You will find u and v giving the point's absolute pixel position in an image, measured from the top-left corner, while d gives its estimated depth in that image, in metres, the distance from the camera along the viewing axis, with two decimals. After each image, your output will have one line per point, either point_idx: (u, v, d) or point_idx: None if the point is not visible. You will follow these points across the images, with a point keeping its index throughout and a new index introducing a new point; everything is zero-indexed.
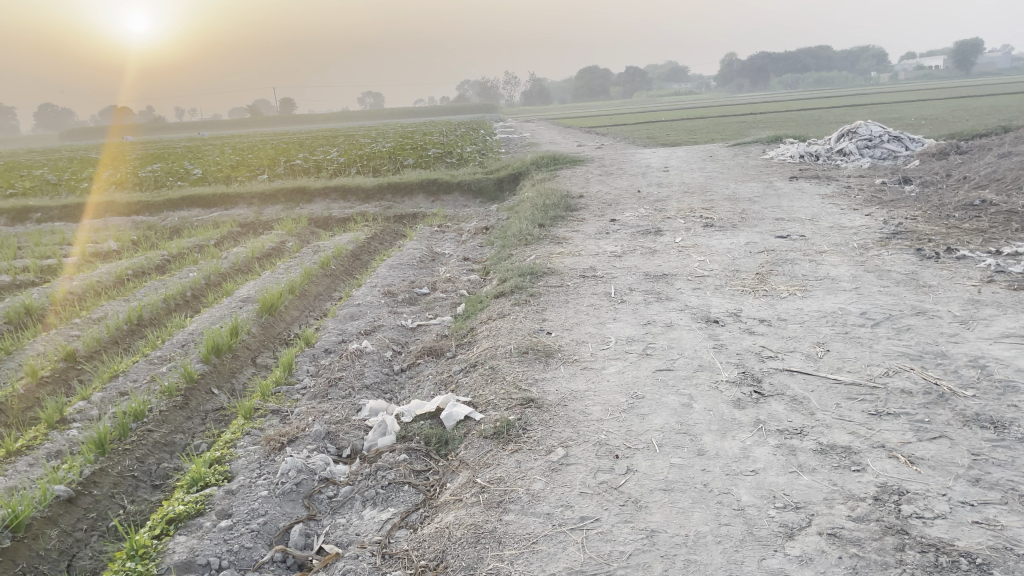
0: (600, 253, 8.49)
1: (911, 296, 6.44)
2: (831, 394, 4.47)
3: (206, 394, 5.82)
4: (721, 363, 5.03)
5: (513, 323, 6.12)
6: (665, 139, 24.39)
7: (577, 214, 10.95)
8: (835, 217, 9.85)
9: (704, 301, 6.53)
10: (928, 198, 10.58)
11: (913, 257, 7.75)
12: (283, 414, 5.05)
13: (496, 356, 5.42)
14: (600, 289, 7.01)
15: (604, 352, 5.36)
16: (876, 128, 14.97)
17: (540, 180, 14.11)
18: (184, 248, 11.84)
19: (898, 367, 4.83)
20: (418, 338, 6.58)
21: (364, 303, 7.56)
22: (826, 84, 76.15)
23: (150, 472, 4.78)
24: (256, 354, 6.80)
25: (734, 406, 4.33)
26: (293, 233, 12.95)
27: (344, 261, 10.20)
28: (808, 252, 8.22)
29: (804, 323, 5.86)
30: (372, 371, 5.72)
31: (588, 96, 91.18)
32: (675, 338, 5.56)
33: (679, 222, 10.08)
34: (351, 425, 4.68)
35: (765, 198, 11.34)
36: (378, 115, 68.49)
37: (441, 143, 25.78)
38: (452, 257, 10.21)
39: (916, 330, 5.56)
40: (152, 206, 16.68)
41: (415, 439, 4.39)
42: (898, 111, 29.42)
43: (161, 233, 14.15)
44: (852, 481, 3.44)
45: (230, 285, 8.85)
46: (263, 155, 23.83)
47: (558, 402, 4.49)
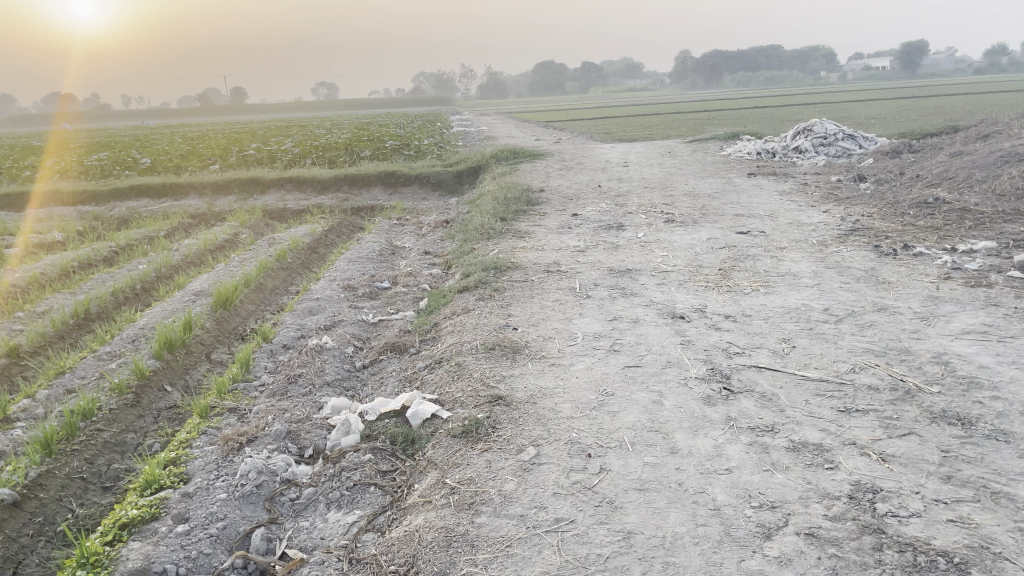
0: (563, 248, 8.43)
1: (872, 292, 6.50)
2: (800, 390, 4.46)
3: (158, 391, 5.60)
4: (690, 360, 4.99)
5: (477, 319, 6.01)
6: (623, 135, 24.48)
7: (539, 208, 10.87)
8: (794, 214, 9.94)
9: (669, 297, 6.51)
10: (883, 195, 10.75)
11: (872, 254, 7.84)
12: (241, 413, 4.87)
13: (462, 353, 5.31)
14: (565, 284, 6.95)
15: (571, 348, 5.29)
16: (831, 126, 15.17)
17: (500, 173, 14.01)
18: (133, 239, 11.46)
19: (864, 364, 4.85)
20: (380, 333, 6.43)
21: (323, 297, 7.38)
22: (778, 82, 77.39)
23: (100, 474, 4.57)
24: (210, 349, 6.58)
25: (704, 403, 4.29)
26: (248, 224, 12.63)
27: (300, 254, 9.98)
28: (769, 248, 8.27)
29: (768, 318, 5.87)
30: (333, 367, 5.56)
31: (545, 90, 91.25)
32: (642, 334, 5.52)
33: (641, 217, 10.08)
34: (312, 424, 4.52)
35: (725, 194, 11.41)
36: (333, 105, 67.55)
37: (398, 134, 25.50)
38: (412, 251, 10.06)
39: (878, 326, 5.61)
40: (100, 196, 16.16)
41: (380, 438, 4.26)
42: (848, 110, 30.00)
43: (108, 224, 13.69)
44: (826, 479, 3.43)
45: (182, 278, 8.58)
46: (215, 145, 23.30)
47: (527, 400, 4.40)
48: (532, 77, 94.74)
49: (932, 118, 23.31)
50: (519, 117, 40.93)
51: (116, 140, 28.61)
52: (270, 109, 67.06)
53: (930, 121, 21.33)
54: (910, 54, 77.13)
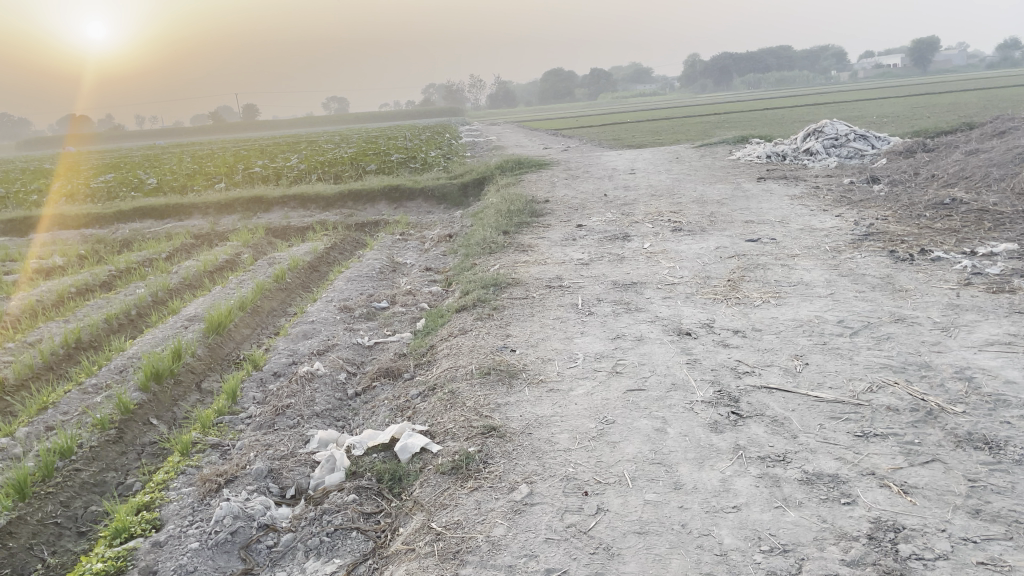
0: (567, 262, 8.17)
1: (889, 301, 6.20)
2: (813, 413, 4.17)
3: (142, 425, 5.38)
4: (697, 381, 4.71)
5: (474, 340, 5.76)
6: (631, 141, 24.20)
7: (543, 220, 10.63)
8: (806, 219, 9.64)
9: (676, 311, 6.24)
10: (897, 197, 10.43)
11: (888, 260, 7.53)
12: (224, 449, 4.64)
13: (456, 378, 5.05)
14: (567, 300, 6.68)
15: (571, 371, 5.02)
16: (842, 127, 14.85)
17: (505, 185, 13.79)
18: (132, 262, 11.29)
19: (881, 382, 4.55)
20: (375, 357, 6.19)
21: (319, 319, 7.16)
22: (788, 83, 76.93)
23: (76, 518, 4.35)
24: (201, 378, 6.37)
25: (711, 430, 4.01)
26: (250, 244, 12.44)
27: (300, 273, 9.79)
28: (780, 256, 7.97)
29: (780, 333, 5.58)
30: (323, 396, 5.32)
31: (553, 98, 91.10)
32: (646, 353, 5.25)
33: (647, 226, 9.81)
34: (296, 461, 4.28)
35: (734, 200, 11.13)
36: (343, 120, 67.66)
37: (405, 147, 25.36)
38: (413, 267, 9.84)
39: (896, 339, 5.31)
40: (104, 218, 16.05)
41: (366, 475, 4.02)
42: (860, 109, 29.59)
43: (111, 246, 13.56)
44: (842, 517, 3.14)
45: (177, 303, 8.38)
46: (221, 163, 23.24)
47: (521, 431, 4.14)
48: (540, 85, 94.66)
49: (946, 115, 22.86)
50: (528, 126, 40.70)
51: (123, 162, 28.62)
52: (280, 125, 67.27)
53: (943, 120, 20.92)
54: (921, 51, 76.61)
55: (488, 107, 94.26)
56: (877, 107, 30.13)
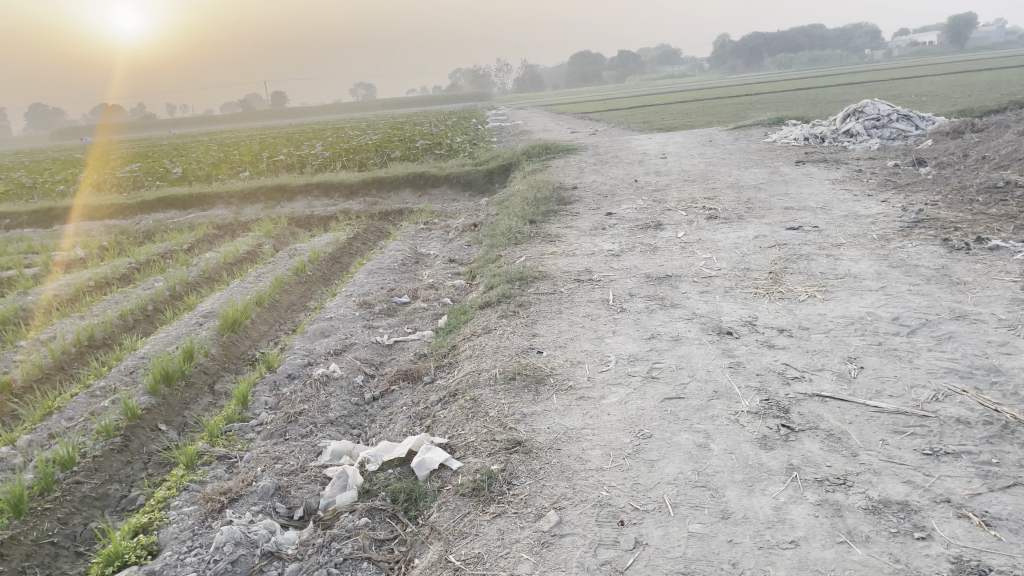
0: (596, 253, 7.78)
1: (948, 296, 5.73)
2: (874, 427, 3.76)
3: (150, 432, 5.10)
4: (741, 389, 4.30)
5: (499, 340, 5.40)
6: (660, 124, 23.54)
7: (571, 208, 10.22)
8: (850, 205, 9.13)
9: (714, 307, 5.83)
10: (946, 181, 9.86)
11: (942, 249, 7.04)
12: (231, 462, 4.34)
13: (479, 384, 4.69)
14: (597, 295, 6.29)
15: (603, 376, 4.64)
16: (884, 107, 14.22)
17: (531, 171, 13.38)
18: (153, 254, 11.08)
19: (947, 390, 4.11)
20: (394, 357, 5.86)
21: (337, 316, 6.84)
22: (821, 62, 75.15)
23: (75, 536, 4.07)
24: (214, 379, 6.08)
25: (760, 447, 3.62)
26: (272, 234, 12.19)
27: (321, 266, 9.49)
28: (824, 245, 7.50)
29: (829, 332, 5.15)
30: (338, 402, 5.00)
31: (581, 81, 90.02)
32: (684, 355, 4.86)
33: (681, 214, 9.37)
34: (305, 477, 3.96)
35: (771, 185, 10.63)
36: (371, 106, 67.42)
37: (430, 133, 25.01)
38: (437, 258, 9.50)
39: (959, 339, 4.86)
40: (128, 209, 15.91)
41: (380, 495, 3.68)
42: (899, 88, 28.67)
43: (133, 238, 13.38)
44: (917, 556, 2.75)
45: (193, 298, 8.12)
46: (245, 151, 23.06)
47: (549, 445, 3.77)
48: (567, 68, 93.68)
49: (989, 93, 21.94)
50: (555, 109, 40.08)
51: (149, 150, 28.62)
52: (307, 112, 67.21)
53: (988, 98, 20.08)
54: (958, 27, 74.48)
55: (515, 91, 93.53)
56: (915, 86, 29.13)
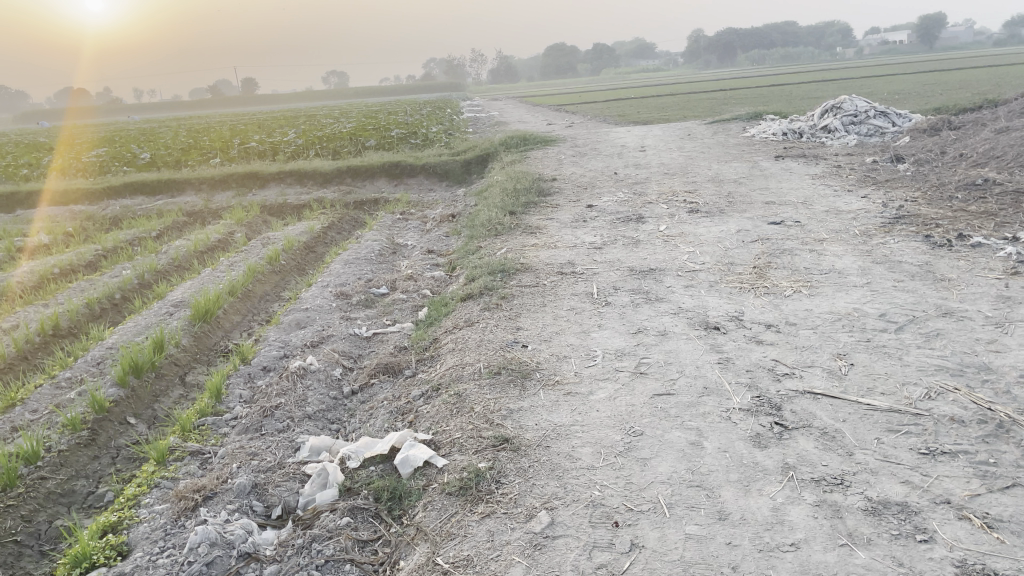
0: (578, 245, 7.67)
1: (933, 293, 5.70)
2: (867, 425, 3.69)
3: (118, 426, 4.90)
4: (732, 385, 4.22)
5: (482, 334, 5.27)
6: (636, 118, 23.52)
7: (551, 200, 10.11)
8: (830, 200, 9.12)
9: (700, 302, 5.75)
10: (925, 177, 9.89)
11: (924, 245, 7.03)
12: (204, 458, 4.17)
13: (463, 379, 4.55)
14: (581, 289, 6.18)
15: (590, 371, 4.53)
16: (861, 103, 14.28)
17: (510, 162, 13.25)
18: (121, 241, 10.78)
19: (938, 388, 4.06)
20: (373, 350, 5.70)
21: (313, 307, 6.66)
22: (794, 59, 75.70)
23: (39, 535, 3.88)
24: (186, 370, 5.88)
25: (754, 445, 3.53)
26: (244, 222, 11.92)
27: (296, 255, 9.29)
28: (807, 241, 7.46)
29: (817, 328, 5.09)
30: (316, 396, 4.84)
31: (556, 73, 89.85)
32: (671, 351, 4.77)
33: (662, 207, 9.29)
34: (283, 474, 3.80)
35: (751, 179, 10.60)
36: (344, 94, 66.71)
37: (405, 122, 24.74)
38: (414, 249, 9.33)
39: (947, 337, 4.82)
40: (95, 195, 15.52)
41: (362, 493, 3.54)
42: (873, 86, 28.92)
43: (99, 224, 13.03)
44: (921, 560, 2.67)
45: (163, 287, 7.88)
46: (216, 137, 22.62)
47: (537, 443, 3.65)
48: (542, 60, 93.49)
49: (960, 92, 22.22)
50: (531, 101, 39.89)
51: (117, 136, 28.01)
52: (280, 100, 66.32)
53: (960, 97, 20.31)
54: (928, 27, 75.52)
55: (490, 82, 93.13)
56: (888, 84, 29.40)
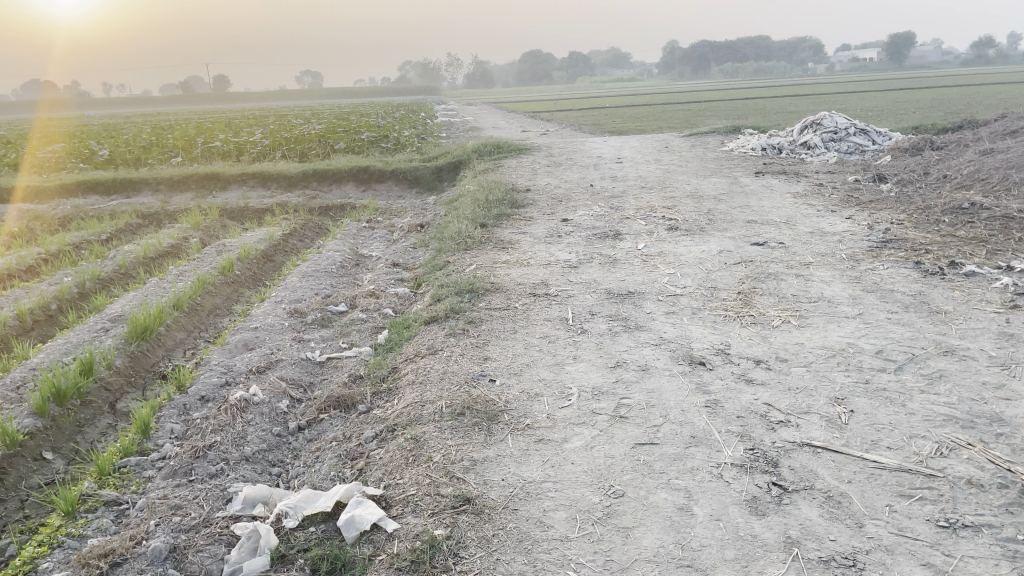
0: (553, 263, 7.22)
1: (931, 327, 5.33)
2: (877, 488, 3.28)
3: (31, 463, 4.34)
4: (722, 434, 3.78)
5: (446, 364, 4.78)
6: (612, 127, 23.18)
7: (524, 212, 9.66)
8: (814, 221, 8.78)
9: (683, 332, 5.33)
10: (909, 199, 9.60)
11: (915, 273, 6.69)
12: (121, 510, 3.64)
13: (421, 420, 4.06)
14: (554, 313, 5.73)
15: (564, 413, 4.06)
16: (841, 120, 14.03)
17: (482, 171, 12.79)
18: (66, 244, 10.12)
19: (951, 443, 3.65)
20: (325, 378, 5.19)
21: (264, 326, 6.13)
22: (766, 73, 76.26)
23: None
24: (118, 396, 5.32)
25: (751, 513, 3.09)
26: (200, 226, 11.31)
27: (252, 265, 8.73)
28: (792, 264, 7.09)
29: (811, 366, 4.68)
30: (257, 434, 4.32)
31: (532, 79, 89.62)
32: (654, 389, 4.33)
33: (639, 223, 8.89)
34: (206, 536, 3.29)
35: (732, 196, 10.24)
36: (317, 95, 65.77)
37: (378, 125, 24.20)
38: (379, 261, 8.83)
39: (952, 379, 4.43)
40: (46, 193, 14.77)
41: (298, 562, 3.05)
42: (847, 102, 28.98)
43: (47, 225, 12.30)
44: None
45: (103, 298, 7.28)
46: (179, 135, 21.87)
47: (504, 504, 3.18)
48: (517, 65, 93.22)
49: (932, 111, 22.25)
50: (505, 107, 39.43)
51: (77, 130, 26.99)
52: (249, 98, 65.21)
53: (933, 115, 20.27)
54: (898, 45, 76.76)
55: (464, 86, 92.64)
56: (863, 101, 29.44)
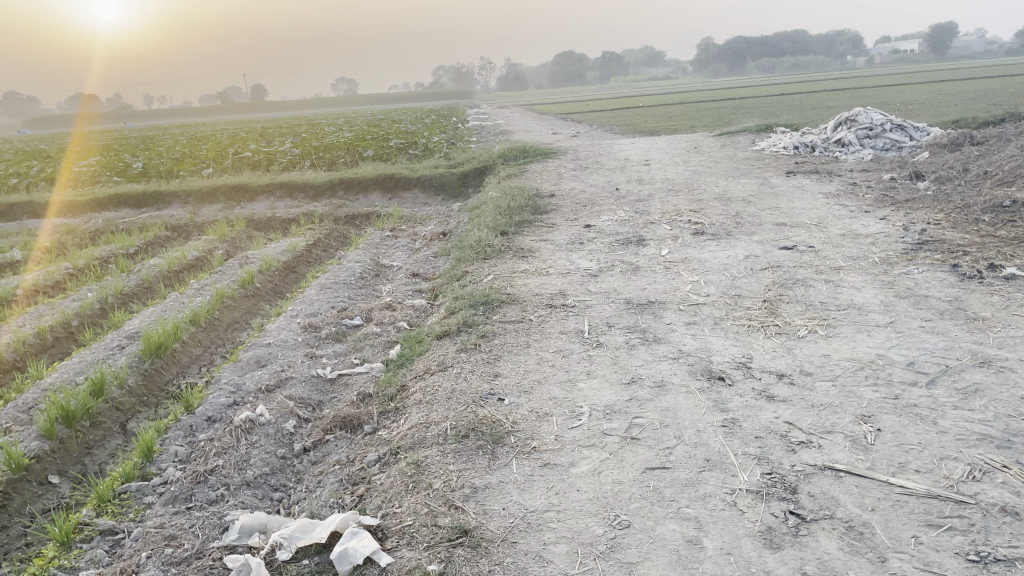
0: (573, 272, 7.05)
1: (966, 336, 5.05)
2: (902, 518, 3.06)
3: (36, 488, 4.29)
4: (738, 457, 3.58)
5: (455, 381, 4.64)
6: (642, 128, 22.91)
7: (547, 218, 9.49)
8: (846, 222, 8.48)
9: (703, 344, 5.12)
10: (947, 197, 9.25)
11: (952, 276, 6.39)
12: (117, 539, 3.57)
13: (425, 443, 3.93)
14: (570, 325, 5.56)
15: (573, 434, 3.89)
16: (876, 116, 13.62)
17: (507, 176, 12.65)
18: (93, 258, 10.19)
19: (984, 465, 3.41)
20: (335, 396, 5.09)
21: (277, 341, 6.05)
22: (803, 67, 75.04)
23: None
24: (129, 416, 5.28)
25: (764, 546, 2.90)
26: (226, 238, 11.33)
27: (273, 277, 8.69)
28: (821, 269, 6.83)
29: (837, 381, 4.45)
30: (260, 457, 4.23)
31: (564, 80, 89.27)
32: (669, 408, 4.14)
33: (664, 228, 8.67)
34: (197, 569, 3.20)
35: (761, 198, 9.96)
36: (351, 101, 66.28)
37: (407, 131, 24.23)
38: (399, 271, 8.74)
39: (988, 393, 4.17)
40: (79, 206, 14.96)
41: None
42: (885, 96, 28.28)
43: (79, 239, 12.45)
44: None
45: (122, 314, 7.29)
46: (212, 146, 22.09)
47: (503, 537, 3.03)
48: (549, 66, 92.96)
49: (974, 104, 21.53)
50: (535, 110, 39.25)
51: (114, 143, 27.43)
52: (284, 106, 66.01)
53: (975, 108, 19.59)
54: (939, 36, 74.86)
55: (497, 90, 92.69)
56: (901, 94, 28.71)
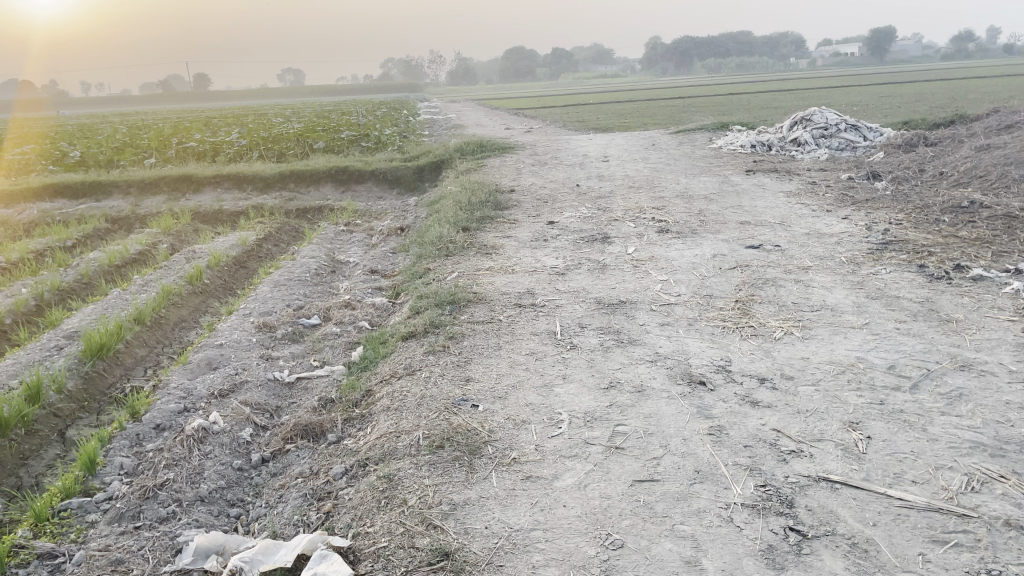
0: (540, 270, 6.84)
1: (942, 338, 4.99)
2: (906, 533, 2.92)
3: None
4: (729, 468, 3.41)
5: (424, 387, 4.39)
6: (597, 124, 22.85)
7: (508, 214, 9.26)
8: (810, 221, 8.44)
9: (679, 346, 4.96)
10: (906, 197, 9.30)
11: (920, 277, 6.36)
12: (57, 563, 3.23)
13: (396, 454, 3.67)
14: (541, 326, 5.34)
15: (554, 444, 3.67)
16: (831, 115, 13.72)
17: (465, 171, 12.38)
18: (27, 250, 9.61)
19: (981, 475, 3.30)
20: (294, 402, 4.79)
21: (230, 341, 5.71)
22: (749, 67, 76.18)
23: None
24: (69, 423, 4.89)
25: (767, 566, 2.73)
26: (171, 231, 10.83)
27: (223, 272, 8.30)
28: (789, 269, 6.74)
29: (819, 385, 4.32)
30: (215, 469, 3.92)
31: (515, 75, 89.03)
32: (651, 415, 3.96)
33: (629, 226, 8.52)
34: None
35: (723, 196, 9.89)
36: (299, 92, 65.03)
37: (358, 123, 23.71)
38: (356, 268, 8.42)
39: (973, 398, 4.08)
40: (12, 196, 14.18)
41: None
42: (832, 97, 28.74)
43: (11, 230, 11.76)
44: None
45: (59, 311, 6.83)
46: (154, 135, 21.28)
47: (488, 560, 2.81)
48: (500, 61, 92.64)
49: (918, 106, 21.93)
50: (487, 104, 38.93)
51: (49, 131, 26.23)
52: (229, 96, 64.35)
53: (920, 111, 19.98)
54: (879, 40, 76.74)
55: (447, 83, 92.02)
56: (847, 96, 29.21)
